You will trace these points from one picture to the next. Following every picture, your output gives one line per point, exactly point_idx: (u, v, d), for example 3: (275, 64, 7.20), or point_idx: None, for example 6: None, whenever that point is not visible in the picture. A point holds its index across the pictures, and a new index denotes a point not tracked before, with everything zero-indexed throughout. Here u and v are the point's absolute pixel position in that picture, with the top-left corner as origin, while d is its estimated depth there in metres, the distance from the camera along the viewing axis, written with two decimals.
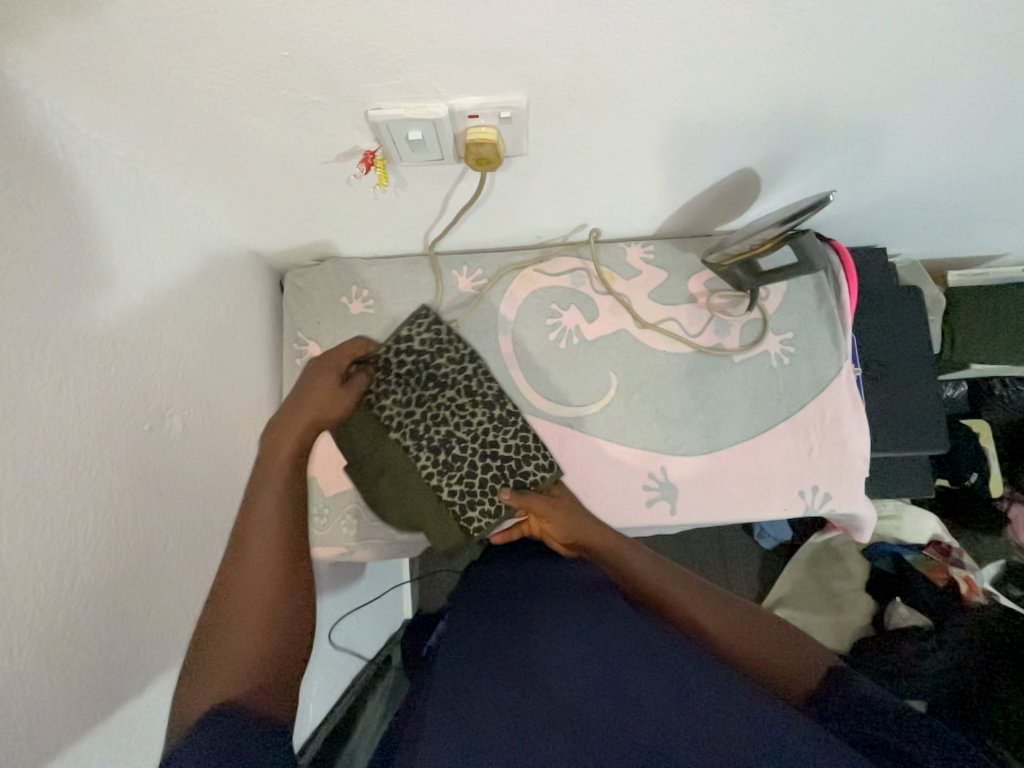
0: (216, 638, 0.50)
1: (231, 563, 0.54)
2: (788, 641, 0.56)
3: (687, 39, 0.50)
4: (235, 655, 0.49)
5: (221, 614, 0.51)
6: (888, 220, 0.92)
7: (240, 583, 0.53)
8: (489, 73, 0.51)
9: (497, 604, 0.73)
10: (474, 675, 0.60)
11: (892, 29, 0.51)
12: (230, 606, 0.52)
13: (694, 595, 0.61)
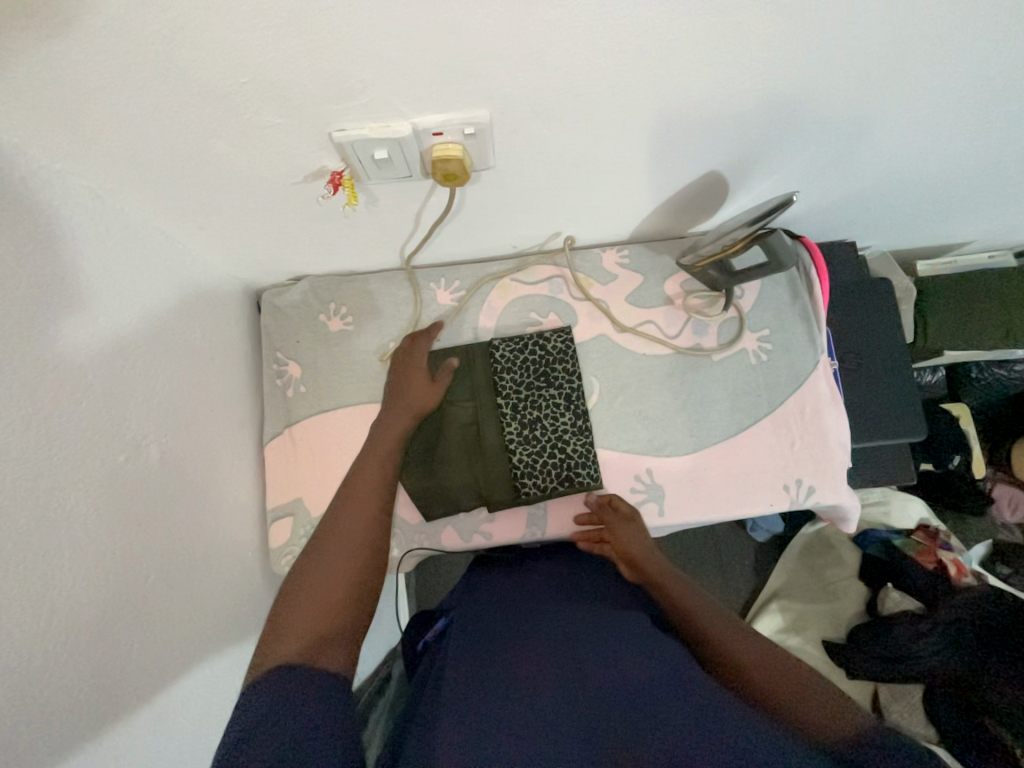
0: (303, 584, 0.52)
1: (335, 521, 0.59)
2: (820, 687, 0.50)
3: (643, 48, 0.51)
4: (319, 607, 0.50)
5: (308, 567, 0.54)
6: (855, 215, 0.94)
7: (340, 540, 0.57)
8: (450, 89, 0.52)
9: (505, 612, 0.70)
10: (473, 677, 0.56)
11: (843, 31, 0.52)
12: (325, 557, 0.55)
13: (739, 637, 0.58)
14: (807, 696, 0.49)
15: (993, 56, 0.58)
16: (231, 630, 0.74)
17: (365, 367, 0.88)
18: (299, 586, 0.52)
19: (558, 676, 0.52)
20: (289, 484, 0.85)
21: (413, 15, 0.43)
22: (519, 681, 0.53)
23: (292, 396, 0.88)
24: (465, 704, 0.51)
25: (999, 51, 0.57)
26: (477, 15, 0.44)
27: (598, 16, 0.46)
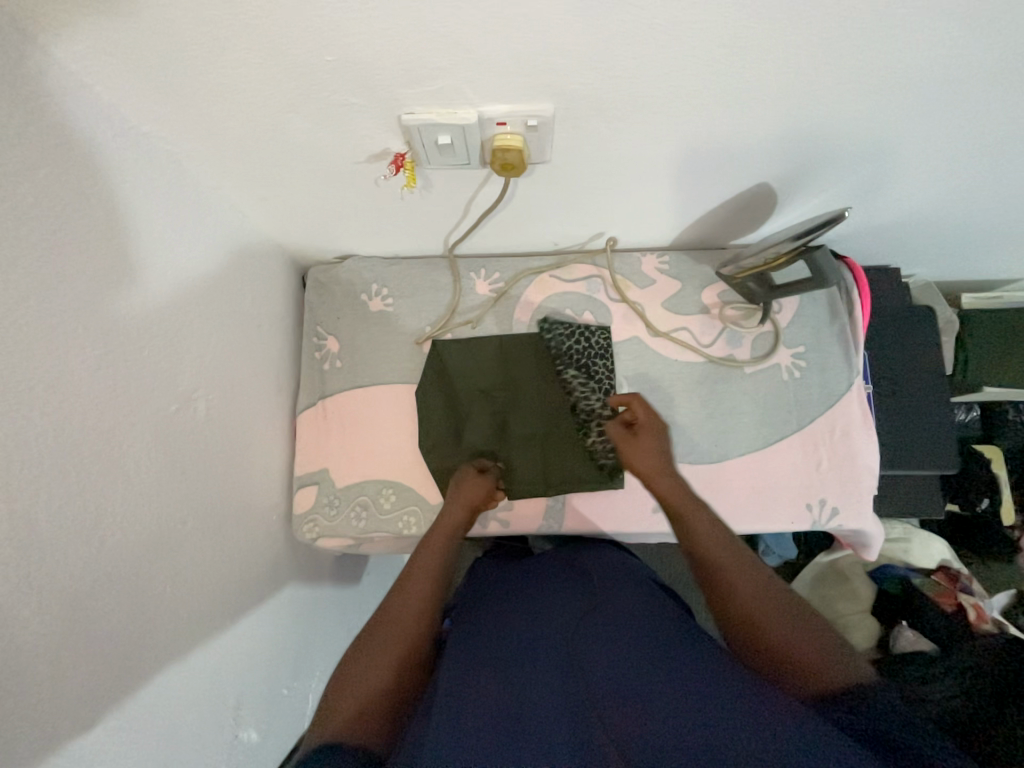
0: (347, 680, 0.57)
1: (380, 624, 0.63)
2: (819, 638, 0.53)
3: (714, 54, 0.52)
4: (367, 694, 0.55)
5: (354, 667, 0.58)
6: (903, 241, 0.93)
7: (385, 642, 0.60)
8: (519, 82, 0.53)
9: (509, 597, 0.75)
10: (477, 657, 0.60)
11: (917, 53, 0.53)
12: (375, 656, 0.59)
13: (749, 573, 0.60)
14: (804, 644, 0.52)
15: None
16: (254, 586, 0.77)
17: (400, 348, 0.91)
18: (342, 685, 0.56)
19: (556, 675, 0.56)
20: (318, 454, 0.88)
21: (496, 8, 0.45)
22: (518, 671, 0.57)
23: (328, 370, 0.91)
24: (467, 681, 0.56)
25: None
26: (557, 11, 0.46)
27: (676, 20, 0.47)
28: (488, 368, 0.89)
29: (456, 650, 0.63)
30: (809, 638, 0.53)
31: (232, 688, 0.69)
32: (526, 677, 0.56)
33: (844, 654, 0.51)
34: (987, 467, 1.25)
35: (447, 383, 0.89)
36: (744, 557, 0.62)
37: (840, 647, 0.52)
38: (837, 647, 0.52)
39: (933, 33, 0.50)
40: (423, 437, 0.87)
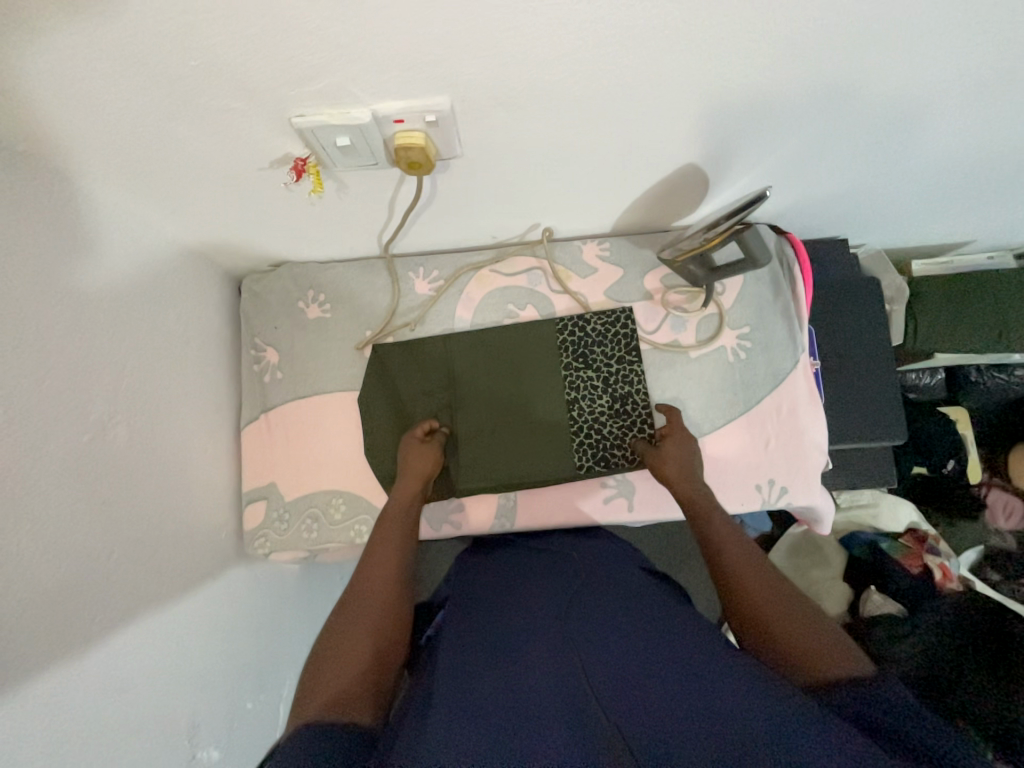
0: (328, 658, 0.58)
1: (354, 599, 0.65)
2: (822, 635, 0.55)
3: (608, 31, 0.49)
4: (349, 673, 0.56)
5: (333, 645, 0.59)
6: (847, 211, 0.92)
7: (360, 620, 0.62)
8: (408, 76, 0.51)
9: (499, 587, 0.73)
10: (471, 656, 0.58)
11: (821, 18, 0.50)
12: (349, 632, 0.61)
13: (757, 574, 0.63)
14: (805, 639, 0.55)
15: (982, 48, 0.56)
16: (206, 607, 0.76)
17: (341, 354, 0.89)
18: (321, 664, 0.57)
19: (549, 657, 0.55)
20: (265, 469, 0.86)
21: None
22: (515, 660, 0.55)
23: (269, 382, 0.89)
24: (465, 683, 0.53)
25: (987, 44, 0.55)
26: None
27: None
28: (433, 368, 0.88)
29: (450, 648, 0.61)
30: (813, 635, 0.55)
31: (187, 711, 0.69)
32: (523, 665, 0.54)
33: (850, 650, 0.53)
34: (952, 428, 1.26)
35: (390, 388, 0.87)
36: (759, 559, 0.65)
37: (847, 643, 0.55)
38: (843, 641, 0.55)
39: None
40: (368, 444, 0.86)
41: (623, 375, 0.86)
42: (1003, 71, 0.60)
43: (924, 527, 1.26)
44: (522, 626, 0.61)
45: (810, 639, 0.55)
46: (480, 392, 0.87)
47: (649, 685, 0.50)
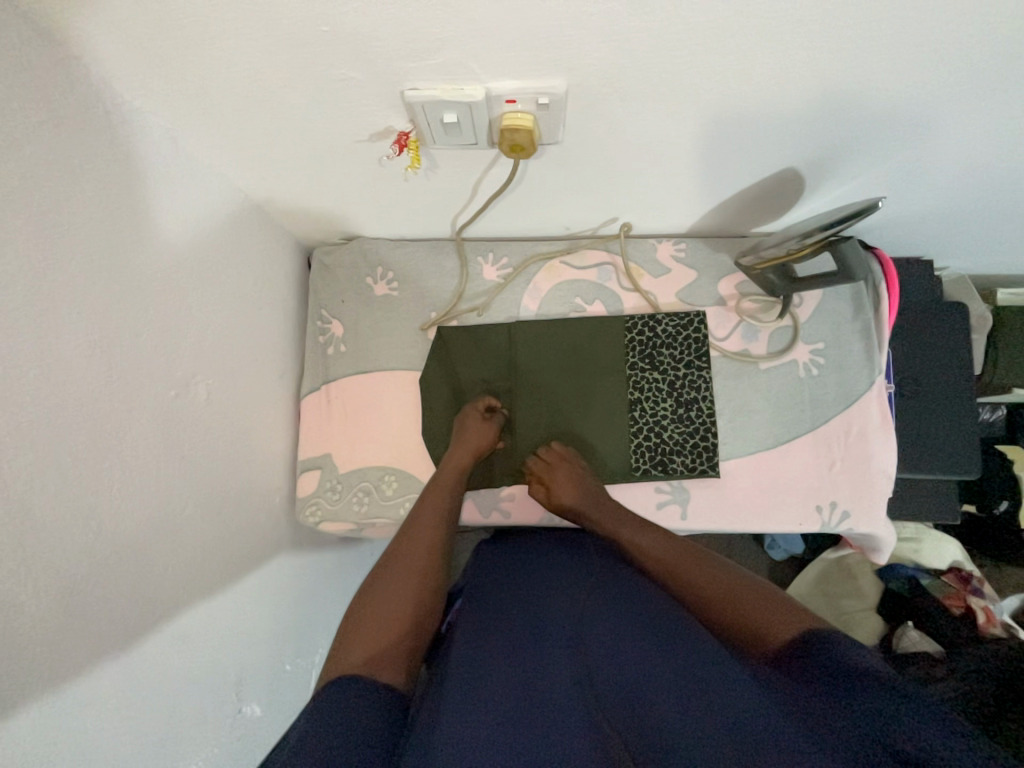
0: (363, 612, 0.59)
1: (392, 560, 0.66)
2: (771, 605, 0.57)
3: (753, 22, 0.46)
4: (386, 635, 0.57)
5: (370, 603, 0.60)
6: (939, 230, 0.87)
7: (398, 584, 0.62)
8: (528, 56, 0.50)
9: (523, 576, 0.73)
10: (487, 645, 0.58)
11: (976, 22, 0.47)
12: (388, 593, 0.61)
13: (696, 569, 0.65)
14: (758, 613, 0.57)
15: None
16: (257, 567, 0.77)
17: (404, 334, 0.89)
18: (359, 616, 0.58)
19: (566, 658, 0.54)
20: (321, 438, 0.88)
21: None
22: (531, 657, 0.54)
23: (331, 354, 0.90)
24: (478, 682, 0.52)
25: None
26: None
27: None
28: (496, 358, 0.87)
29: (470, 631, 0.61)
30: (762, 606, 0.57)
31: (236, 667, 0.70)
32: (541, 662, 0.53)
33: (785, 607, 0.57)
34: (1011, 468, 1.22)
35: (450, 371, 0.88)
36: (688, 549, 0.68)
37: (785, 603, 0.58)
38: (782, 602, 0.58)
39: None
40: (426, 425, 0.86)
41: (689, 381, 0.84)
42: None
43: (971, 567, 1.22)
44: (541, 623, 0.60)
45: (762, 611, 0.56)
46: (542, 385, 0.86)
47: (673, 696, 0.47)
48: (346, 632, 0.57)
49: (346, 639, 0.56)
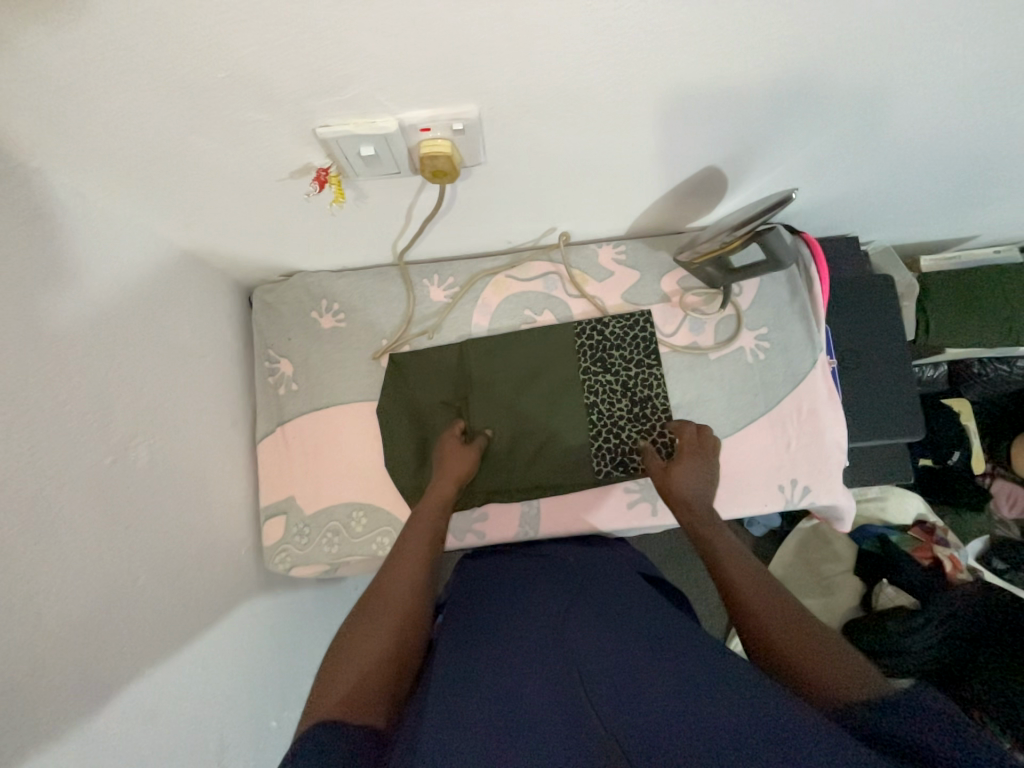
0: (343, 654, 0.57)
1: (374, 598, 0.64)
2: (846, 661, 0.52)
3: (650, 29, 0.48)
4: (363, 674, 0.54)
5: (348, 643, 0.58)
6: (859, 208, 0.92)
7: (376, 622, 0.60)
8: (434, 87, 0.50)
9: (502, 589, 0.71)
10: (467, 662, 0.56)
11: (856, 14, 0.50)
12: (367, 631, 0.59)
13: (773, 606, 0.60)
14: (827, 664, 0.52)
15: (996, 52, 0.57)
16: (228, 626, 0.74)
17: (356, 365, 0.87)
18: (338, 659, 0.57)
19: (546, 668, 0.53)
20: (282, 483, 0.85)
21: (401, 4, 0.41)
22: (512, 671, 0.53)
23: (284, 394, 0.87)
24: (458, 697, 0.50)
25: (1002, 47, 0.56)
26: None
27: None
28: (451, 379, 0.87)
29: (448, 649, 0.60)
30: (835, 660, 0.52)
31: (214, 737, 0.66)
32: (520, 675, 0.52)
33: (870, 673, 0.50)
34: (956, 420, 1.29)
35: (407, 397, 0.86)
36: (798, 617, 0.58)
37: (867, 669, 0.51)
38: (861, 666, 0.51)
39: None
40: (387, 455, 0.85)
41: (643, 379, 0.86)
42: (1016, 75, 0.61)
43: (933, 518, 1.29)
44: (522, 637, 0.58)
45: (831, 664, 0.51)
46: (500, 401, 0.86)
47: (649, 697, 0.47)
48: (324, 674, 0.55)
49: (323, 682, 0.54)
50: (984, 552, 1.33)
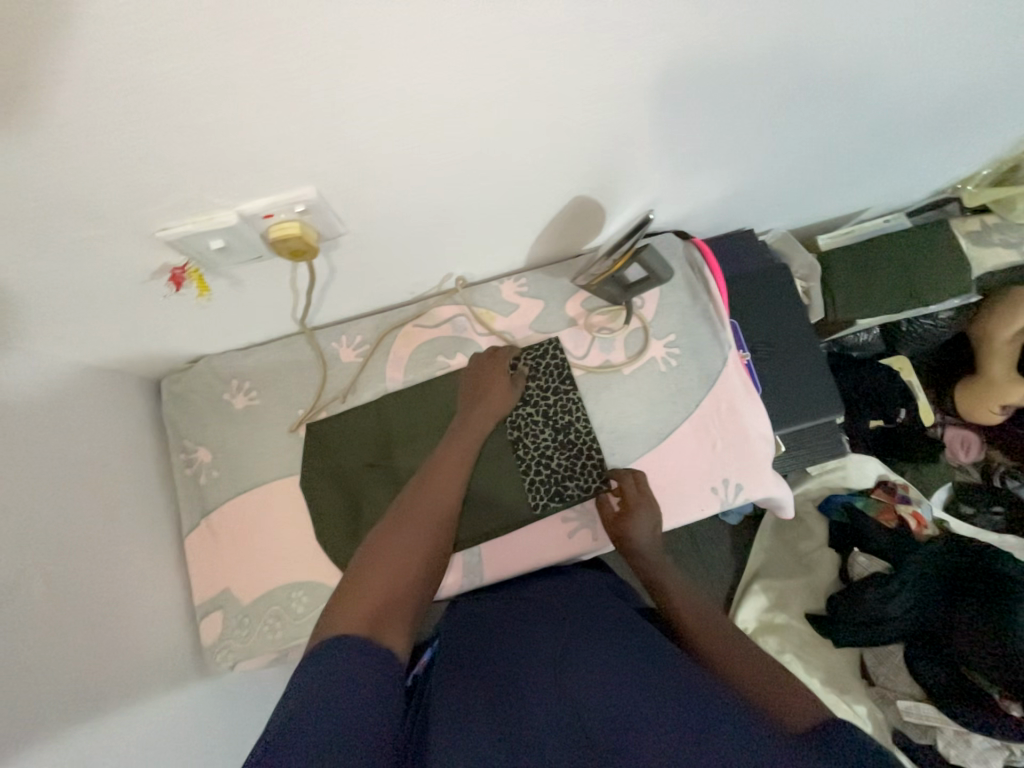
0: (377, 563, 0.56)
1: (407, 515, 0.63)
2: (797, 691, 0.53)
3: (454, 88, 0.51)
4: (389, 594, 0.53)
5: (383, 552, 0.58)
6: (742, 204, 0.96)
7: (408, 560, 0.58)
8: (263, 178, 0.51)
9: (501, 619, 0.70)
10: (467, 689, 0.55)
11: (646, 43, 0.54)
12: (402, 547, 0.59)
13: (733, 644, 0.64)
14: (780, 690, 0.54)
15: (798, 50, 0.62)
16: (171, 743, 0.70)
17: (276, 440, 0.86)
18: (371, 566, 0.56)
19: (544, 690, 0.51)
20: (215, 576, 0.82)
21: (210, 102, 0.43)
22: (511, 692, 0.52)
23: (204, 483, 0.84)
24: (459, 716, 0.50)
25: (799, 47, 0.61)
26: (278, 80, 0.43)
27: (408, 52, 0.45)
28: (371, 438, 0.86)
29: (448, 680, 0.58)
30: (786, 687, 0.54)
31: None
32: (522, 696, 0.51)
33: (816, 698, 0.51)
34: (899, 379, 1.30)
35: (332, 465, 0.85)
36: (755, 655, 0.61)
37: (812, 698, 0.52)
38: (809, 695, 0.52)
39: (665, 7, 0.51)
40: (319, 528, 0.83)
41: (563, 405, 0.86)
42: (829, 65, 0.66)
43: (893, 476, 1.31)
44: (522, 659, 0.57)
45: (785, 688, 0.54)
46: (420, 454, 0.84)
47: (642, 707, 0.46)
48: (359, 570, 0.55)
49: (353, 584, 0.53)
50: (949, 500, 1.36)
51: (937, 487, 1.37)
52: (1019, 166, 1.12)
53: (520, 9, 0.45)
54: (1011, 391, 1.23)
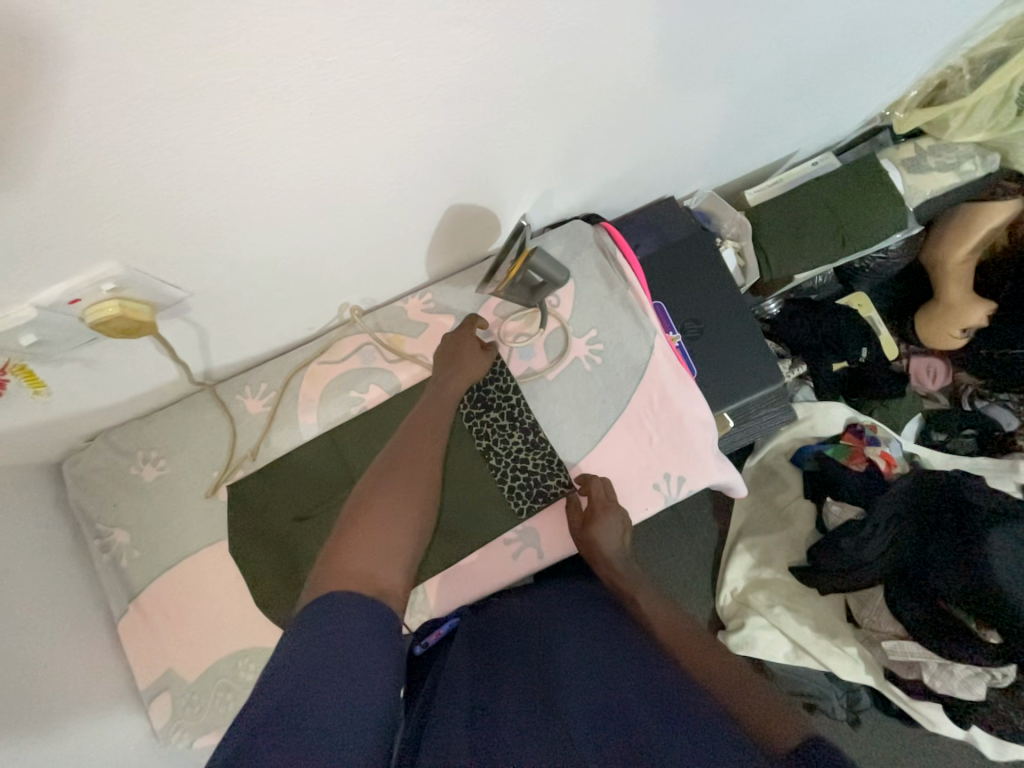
0: (365, 522, 0.58)
1: (389, 474, 0.64)
2: (773, 704, 0.51)
3: (248, 131, 0.44)
4: (376, 551, 0.55)
5: (367, 513, 0.59)
6: (650, 177, 0.90)
7: (402, 457, 0.67)
8: (50, 262, 0.46)
9: (494, 631, 0.70)
10: (453, 703, 0.55)
11: (461, 49, 0.48)
12: (390, 507, 0.60)
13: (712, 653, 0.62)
14: (756, 697, 0.53)
15: (646, 20, 0.56)
16: None
17: (195, 507, 0.81)
18: (360, 526, 0.57)
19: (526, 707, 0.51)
20: (153, 657, 0.78)
21: None
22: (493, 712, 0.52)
23: (127, 565, 0.80)
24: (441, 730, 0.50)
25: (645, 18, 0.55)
26: (25, 156, 0.37)
27: (175, 105, 0.39)
28: (298, 487, 0.82)
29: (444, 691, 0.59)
30: (758, 698, 0.53)
31: None
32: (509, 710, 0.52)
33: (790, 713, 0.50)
34: (856, 317, 1.25)
35: (257, 523, 0.81)
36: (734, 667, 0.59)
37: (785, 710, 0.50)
38: (782, 706, 0.51)
39: (477, 8, 0.45)
40: (252, 592, 0.79)
41: (523, 407, 0.82)
42: (692, 24, 0.60)
43: (860, 418, 1.25)
44: (514, 675, 0.59)
45: (757, 697, 0.53)
46: None
47: (628, 705, 0.48)
48: (345, 529, 0.57)
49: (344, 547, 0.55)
50: (923, 428, 1.29)
51: (911, 417, 1.30)
52: (946, 83, 1.04)
53: (289, 44, 0.39)
54: (970, 311, 1.20)
